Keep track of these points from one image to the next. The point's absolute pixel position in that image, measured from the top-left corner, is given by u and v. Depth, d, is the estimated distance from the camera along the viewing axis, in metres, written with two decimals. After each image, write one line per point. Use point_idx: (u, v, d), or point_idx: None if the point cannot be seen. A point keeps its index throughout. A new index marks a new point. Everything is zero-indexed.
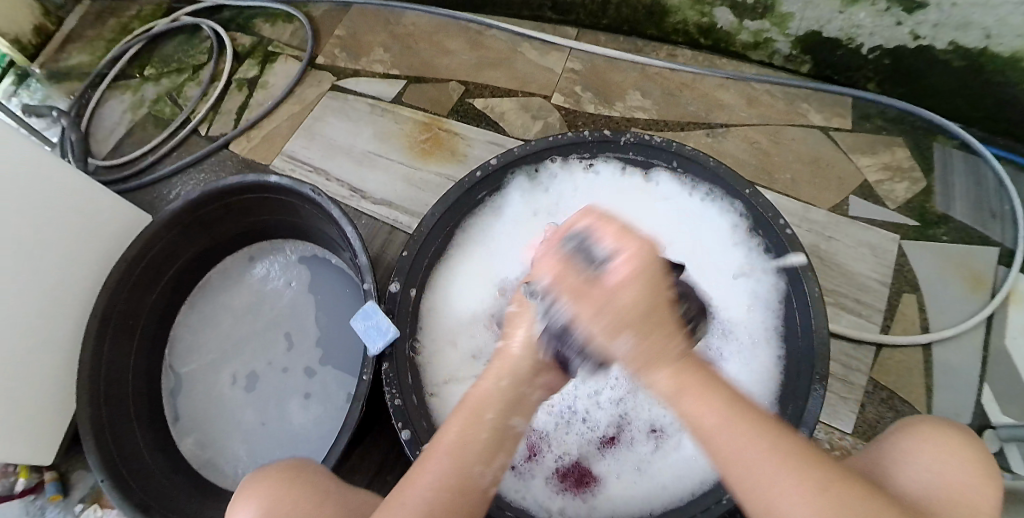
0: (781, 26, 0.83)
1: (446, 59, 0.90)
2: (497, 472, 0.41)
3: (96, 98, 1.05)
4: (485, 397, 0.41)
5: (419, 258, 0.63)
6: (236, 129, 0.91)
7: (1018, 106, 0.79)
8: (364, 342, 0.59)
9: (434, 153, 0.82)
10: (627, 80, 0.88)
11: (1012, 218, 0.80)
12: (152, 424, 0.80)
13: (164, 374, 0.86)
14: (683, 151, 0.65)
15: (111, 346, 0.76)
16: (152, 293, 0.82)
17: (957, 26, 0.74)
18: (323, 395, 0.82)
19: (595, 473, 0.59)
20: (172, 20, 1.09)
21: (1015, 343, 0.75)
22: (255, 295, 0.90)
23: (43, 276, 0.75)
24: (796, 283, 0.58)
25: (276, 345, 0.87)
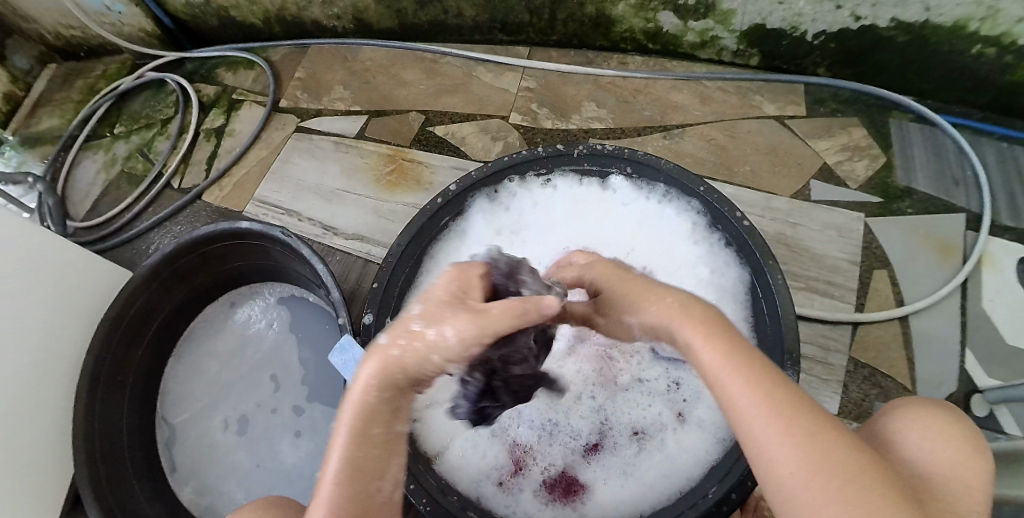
0: (725, 23, 0.85)
1: (403, 91, 0.92)
2: (396, 478, 0.40)
3: (69, 160, 1.06)
4: (365, 416, 0.38)
5: (388, 289, 0.63)
6: (207, 179, 0.92)
7: (965, 72, 0.82)
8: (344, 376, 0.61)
9: (401, 184, 0.83)
10: (582, 93, 0.90)
11: (975, 183, 0.83)
12: (151, 477, 0.81)
13: (157, 426, 0.87)
14: (636, 157, 0.66)
15: (102, 405, 0.76)
16: (138, 349, 0.83)
17: (896, 3, 0.76)
18: (315, 431, 0.83)
19: (582, 481, 0.59)
20: (136, 77, 1.10)
21: (991, 304, 0.76)
22: (239, 339, 0.91)
23: (30, 342, 0.76)
24: (760, 272, 0.59)
25: (264, 386, 0.88)
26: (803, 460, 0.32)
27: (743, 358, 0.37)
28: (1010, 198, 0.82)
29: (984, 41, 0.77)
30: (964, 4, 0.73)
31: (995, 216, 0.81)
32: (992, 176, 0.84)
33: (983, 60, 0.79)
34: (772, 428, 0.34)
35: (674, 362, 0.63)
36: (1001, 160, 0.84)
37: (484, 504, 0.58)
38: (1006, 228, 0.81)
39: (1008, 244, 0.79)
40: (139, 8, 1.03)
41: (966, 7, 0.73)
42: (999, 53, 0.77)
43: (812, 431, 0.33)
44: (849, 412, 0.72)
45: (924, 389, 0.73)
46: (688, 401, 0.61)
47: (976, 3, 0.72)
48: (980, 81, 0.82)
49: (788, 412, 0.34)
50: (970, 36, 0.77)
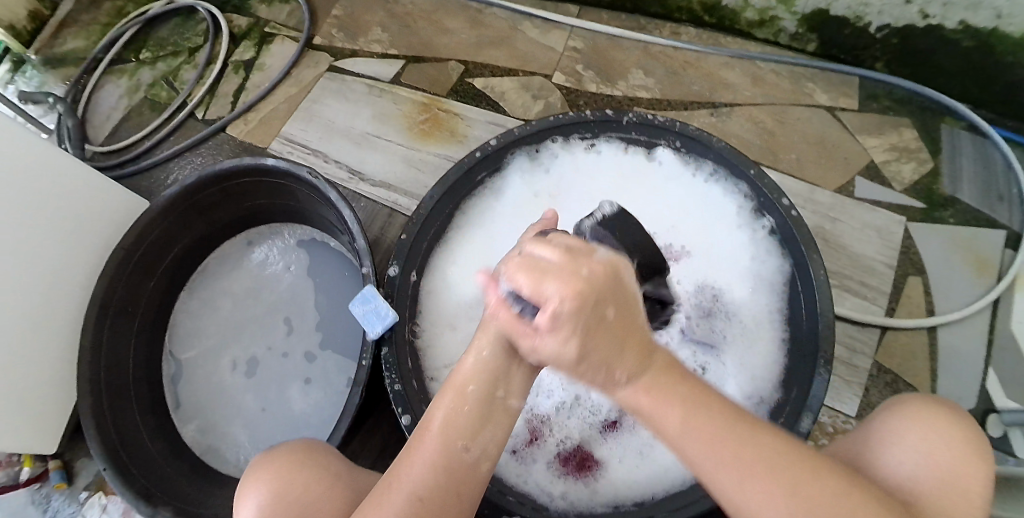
0: (787, 3, 0.81)
1: (445, 39, 0.89)
2: (486, 447, 0.39)
3: (92, 82, 1.03)
4: (473, 371, 0.40)
5: (418, 240, 0.62)
6: (233, 111, 0.89)
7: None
8: (362, 326, 0.57)
9: (434, 134, 0.81)
10: (630, 59, 0.86)
11: (1020, 200, 0.79)
12: (154, 409, 0.80)
13: (164, 360, 0.86)
14: (688, 131, 0.64)
15: (111, 332, 0.75)
16: (151, 279, 0.81)
17: (967, 5, 0.72)
18: (324, 380, 0.82)
19: (597, 457, 0.58)
20: (167, 2, 1.07)
21: (1022, 326, 0.74)
22: (254, 279, 0.89)
23: (42, 263, 0.75)
24: (803, 264, 0.57)
25: (275, 331, 0.86)
26: (790, 512, 0.32)
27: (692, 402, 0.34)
28: None
29: None
30: None
31: None
32: None
33: None
34: (755, 487, 0.33)
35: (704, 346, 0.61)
36: None
37: (495, 470, 0.57)
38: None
39: None
40: None
41: None
42: None
43: (784, 476, 0.33)
44: (867, 416, 0.70)
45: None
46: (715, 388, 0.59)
47: None
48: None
49: (756, 466, 0.33)
50: None
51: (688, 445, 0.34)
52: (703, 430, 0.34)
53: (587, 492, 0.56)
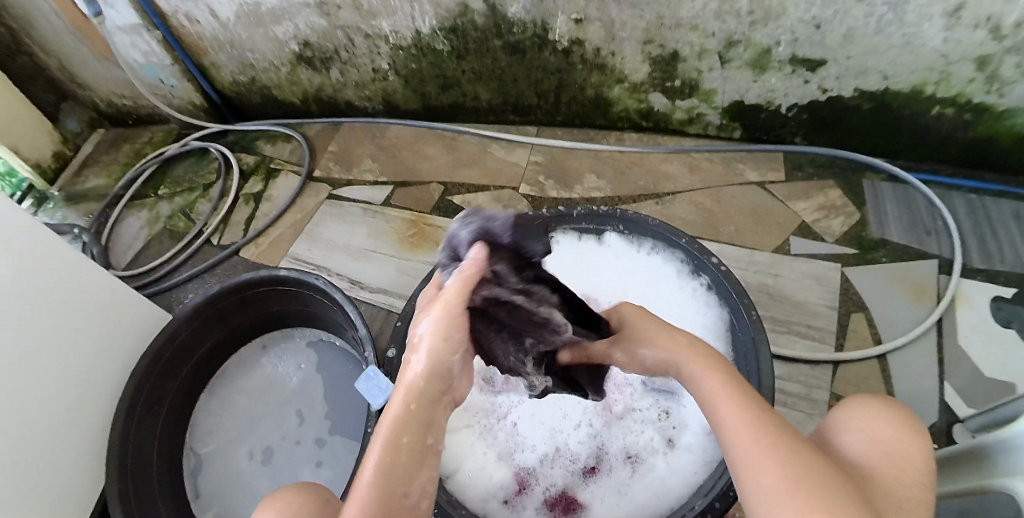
0: (708, 101, 0.96)
1: (426, 163, 1.03)
2: (424, 488, 0.39)
3: (114, 217, 1.17)
4: (399, 424, 0.39)
5: (410, 326, 0.72)
6: (245, 237, 1.02)
7: (931, 133, 0.92)
8: (367, 399, 0.68)
9: (421, 245, 0.93)
10: (584, 165, 1.00)
11: (946, 232, 0.91)
12: (174, 499, 0.87)
13: (185, 455, 0.93)
14: (628, 216, 0.76)
15: (136, 429, 0.83)
16: (175, 381, 0.90)
17: (856, 75, 0.87)
18: (334, 461, 0.89)
19: (580, 500, 0.65)
20: (182, 144, 1.22)
21: (967, 340, 0.82)
22: (268, 376, 0.99)
23: (87, 369, 0.84)
24: (738, 312, 0.66)
25: (288, 420, 0.95)
26: (782, 476, 0.35)
27: (739, 390, 0.42)
28: (981, 243, 0.90)
29: (941, 102, 0.87)
30: (918, 71, 0.84)
31: (968, 260, 0.89)
32: (964, 224, 0.92)
33: (945, 119, 0.89)
34: (761, 450, 0.37)
35: (664, 394, 0.71)
36: (971, 211, 0.93)
37: None
38: (979, 270, 0.88)
39: (983, 284, 0.87)
40: (191, 84, 1.16)
41: (921, 73, 0.84)
42: (957, 111, 0.87)
43: (791, 449, 0.37)
44: None
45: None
46: (677, 428, 0.68)
47: (929, 69, 0.83)
48: (944, 140, 0.92)
49: (766, 432, 0.38)
50: (928, 99, 0.87)
51: (722, 412, 0.41)
52: (736, 407, 0.40)
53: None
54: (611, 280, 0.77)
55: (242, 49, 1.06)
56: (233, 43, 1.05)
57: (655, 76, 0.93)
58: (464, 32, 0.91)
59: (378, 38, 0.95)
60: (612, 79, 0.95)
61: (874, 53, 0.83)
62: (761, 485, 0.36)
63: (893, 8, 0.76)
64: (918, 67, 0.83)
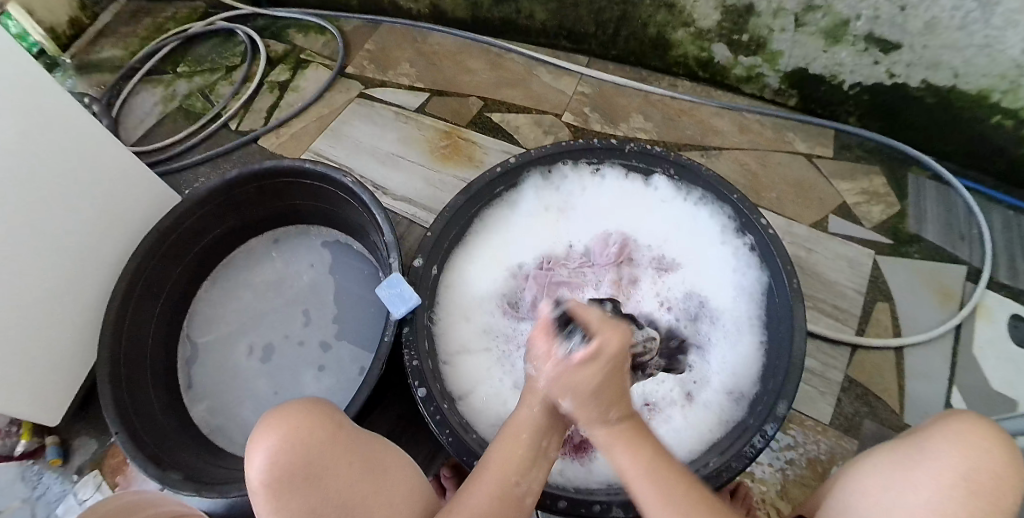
0: (772, 62, 0.92)
1: (468, 77, 0.98)
2: (531, 485, 0.50)
3: (129, 89, 1.12)
4: (524, 422, 0.50)
5: (440, 239, 0.70)
6: (267, 126, 0.98)
7: (985, 143, 0.89)
8: (387, 308, 0.65)
9: (453, 159, 0.89)
10: (632, 105, 0.96)
11: (979, 240, 0.88)
12: (166, 388, 0.86)
13: (181, 343, 0.92)
14: (681, 161, 0.73)
15: (134, 308, 0.81)
16: (178, 266, 0.88)
17: (928, 67, 0.82)
18: (337, 368, 0.88)
19: (593, 440, 0.65)
20: (207, 23, 1.16)
21: (982, 353, 0.81)
22: (278, 273, 0.98)
23: (94, 244, 0.81)
24: (778, 274, 0.65)
25: (294, 321, 0.94)
26: None
27: (662, 463, 0.44)
28: (1010, 261, 0.88)
29: (1003, 113, 0.83)
30: (990, 76, 0.79)
31: (995, 273, 0.87)
32: (997, 238, 0.90)
33: (1001, 132, 0.86)
34: None
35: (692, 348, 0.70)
36: (1006, 228, 0.90)
37: None
38: (1003, 285, 0.86)
39: (1003, 299, 0.85)
40: None
41: (991, 79, 0.80)
42: (1016, 126, 0.84)
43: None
44: (839, 424, 0.77)
45: (912, 414, 0.77)
46: (699, 383, 0.67)
47: (999, 77, 0.79)
48: (996, 150, 0.89)
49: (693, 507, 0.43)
50: (992, 106, 0.83)
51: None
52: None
53: (582, 471, 0.63)
54: (656, 222, 0.78)
55: None
56: None
57: (723, 25, 0.88)
58: None
59: None
60: (678, 20, 0.90)
61: (951, 47, 0.78)
62: None
63: (983, 7, 0.72)
64: (990, 71, 0.79)
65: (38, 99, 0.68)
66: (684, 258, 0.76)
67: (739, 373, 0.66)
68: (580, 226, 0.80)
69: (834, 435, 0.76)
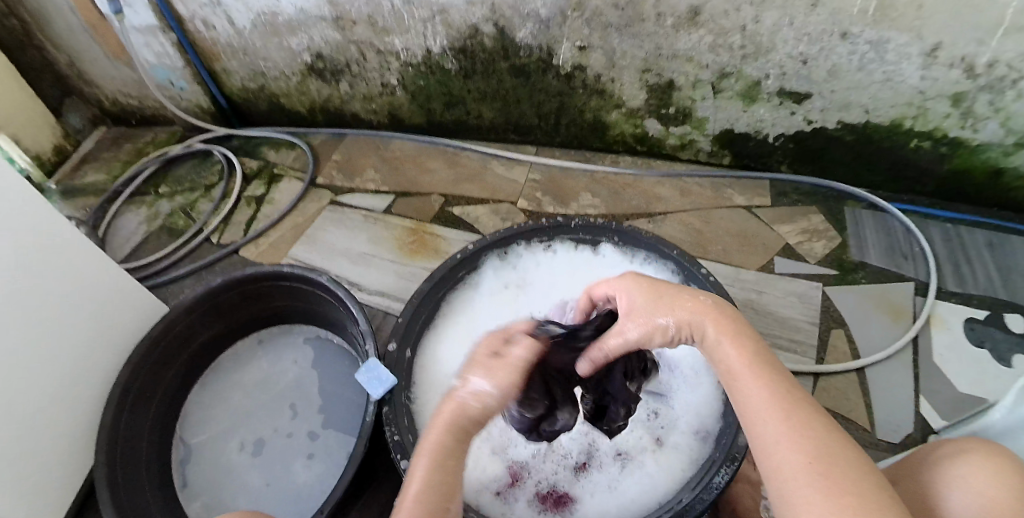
0: (700, 128, 1.01)
1: (429, 177, 1.07)
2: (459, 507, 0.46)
3: (112, 212, 1.18)
4: (449, 434, 0.47)
5: (412, 323, 0.76)
6: (246, 237, 1.05)
7: (909, 164, 0.97)
8: (366, 391, 0.69)
9: (421, 252, 0.96)
10: (580, 185, 1.04)
11: (922, 256, 0.95)
12: (162, 490, 0.86)
13: (175, 446, 0.94)
14: (621, 228, 0.82)
15: (130, 413, 0.84)
16: (171, 369, 0.92)
17: (840, 109, 0.92)
18: (327, 455, 0.91)
19: (572, 495, 0.68)
20: (186, 146, 1.25)
21: (942, 357, 0.86)
22: (264, 372, 1.01)
23: (90, 354, 0.85)
24: None
25: (282, 415, 0.96)
26: (814, 453, 0.39)
27: (762, 361, 0.47)
28: (956, 268, 0.94)
29: (919, 136, 0.92)
30: (897, 105, 0.89)
31: (942, 284, 0.93)
32: (939, 250, 0.96)
33: (922, 152, 0.94)
34: (778, 425, 0.41)
35: (654, 395, 0.74)
36: (946, 239, 0.97)
37: (482, 510, 0.66)
38: (953, 293, 0.92)
39: (955, 306, 0.90)
40: (201, 87, 1.20)
41: (899, 108, 0.89)
42: (934, 145, 0.93)
43: (821, 431, 0.40)
44: None
45: (883, 430, 0.81)
46: (666, 427, 0.71)
47: (906, 105, 0.88)
48: (924, 171, 0.98)
49: (791, 410, 0.42)
50: (907, 132, 0.93)
51: (747, 388, 0.45)
52: (762, 383, 0.45)
53: None
54: None
55: (253, 58, 1.11)
56: (246, 51, 1.10)
57: (650, 103, 0.98)
58: (473, 53, 0.97)
59: (389, 54, 1.01)
60: (610, 104, 1.00)
61: (857, 87, 0.88)
62: (784, 459, 0.40)
63: (874, 47, 0.82)
64: (896, 102, 0.89)
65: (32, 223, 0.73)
66: None
67: (700, 414, 0.71)
68: (538, 299, 0.85)
69: None
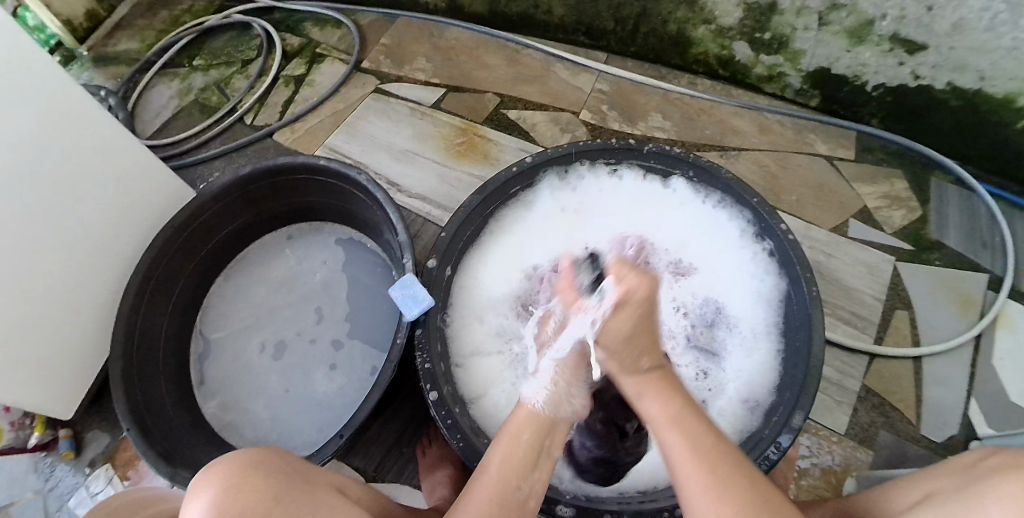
0: (794, 62, 0.90)
1: (484, 73, 0.98)
2: (533, 487, 0.49)
3: (144, 83, 1.11)
4: (524, 421, 0.52)
5: (455, 240, 0.69)
6: (282, 120, 0.98)
7: (1005, 145, 0.85)
8: (400, 309, 0.64)
9: (469, 156, 0.89)
10: (650, 103, 0.95)
11: (1002, 249, 0.86)
12: (178, 383, 0.85)
13: (193, 338, 0.92)
14: (700, 163, 0.72)
15: (148, 304, 0.81)
16: (191, 260, 0.88)
17: (953, 69, 0.80)
18: (349, 366, 0.88)
19: None
20: (223, 16, 1.16)
21: (1001, 364, 0.79)
22: (289, 271, 0.97)
23: (111, 235, 0.81)
24: (797, 282, 0.63)
25: (307, 317, 0.93)
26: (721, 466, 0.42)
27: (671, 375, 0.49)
28: None
29: None
30: (1018, 79, 0.76)
31: (1016, 282, 0.84)
32: (1021, 248, 0.86)
33: None
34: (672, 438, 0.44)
35: (707, 355, 0.70)
36: None
37: None
38: None
39: None
40: None
41: (1019, 82, 0.77)
42: None
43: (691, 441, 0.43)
44: (854, 433, 0.76)
45: (929, 425, 0.76)
46: (713, 390, 0.67)
47: None
48: (1022, 155, 0.85)
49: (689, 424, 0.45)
50: (1018, 110, 0.80)
51: (666, 435, 0.45)
52: (681, 430, 0.44)
53: (593, 479, 0.61)
54: (669, 229, 0.77)
55: None
56: None
57: (745, 24, 0.87)
58: None
59: None
60: (700, 18, 0.89)
61: (979, 50, 0.76)
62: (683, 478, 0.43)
63: (1012, 8, 0.69)
64: (1019, 75, 0.76)
65: (53, 89, 0.68)
66: (700, 264, 0.75)
67: (754, 383, 0.65)
68: (595, 229, 0.79)
69: (849, 446, 0.75)
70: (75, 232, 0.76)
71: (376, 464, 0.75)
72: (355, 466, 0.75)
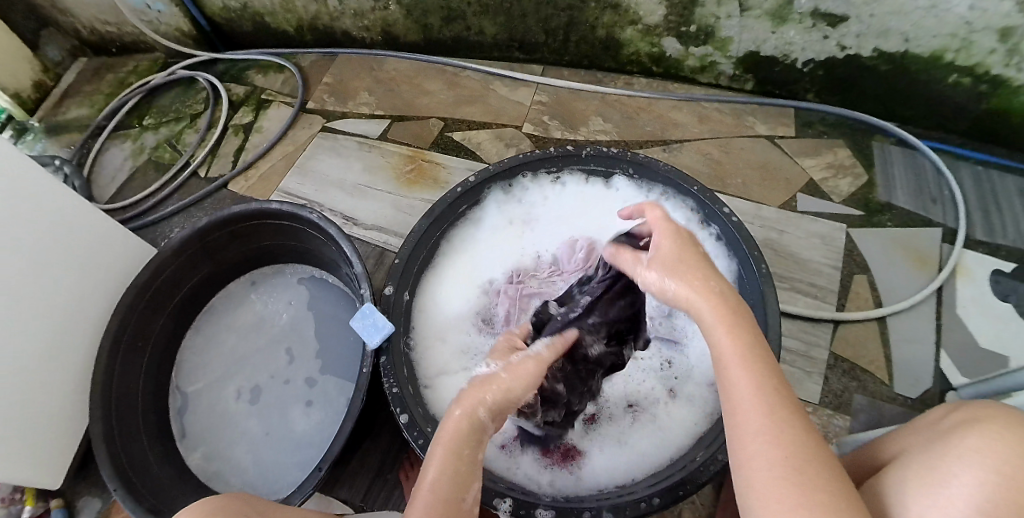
0: (723, 49, 0.93)
1: (426, 99, 1.00)
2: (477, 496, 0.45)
3: (96, 147, 1.11)
4: (457, 434, 0.46)
5: (408, 265, 0.70)
6: (235, 169, 0.99)
7: (942, 100, 0.89)
8: (362, 338, 0.64)
9: (419, 182, 0.90)
10: (590, 108, 0.98)
11: (951, 201, 0.89)
12: (161, 440, 0.85)
13: (170, 394, 0.91)
14: (638, 160, 0.74)
15: (123, 362, 0.81)
16: (161, 315, 0.88)
17: (877, 35, 0.83)
18: (325, 401, 0.88)
19: (580, 449, 0.65)
20: (168, 73, 1.17)
21: (964, 311, 0.81)
22: (258, 315, 0.97)
23: (78, 301, 0.81)
24: (747, 263, 0.66)
25: (278, 360, 0.93)
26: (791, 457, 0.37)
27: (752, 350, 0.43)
28: (985, 214, 0.88)
29: (959, 71, 0.84)
30: (941, 35, 0.80)
31: (971, 230, 0.87)
32: (969, 195, 0.90)
33: (960, 89, 0.86)
34: (758, 420, 0.39)
35: (668, 344, 0.71)
36: (977, 184, 0.90)
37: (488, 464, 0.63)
38: (981, 242, 0.86)
39: (983, 256, 0.85)
40: (178, 9, 1.11)
41: (943, 39, 0.80)
42: (974, 82, 0.84)
43: (785, 430, 0.38)
44: (830, 401, 0.77)
45: (902, 383, 0.78)
46: (679, 378, 0.68)
47: (951, 35, 0.79)
48: (959, 110, 0.89)
49: (773, 408, 0.40)
50: (947, 65, 0.84)
51: (733, 376, 0.42)
52: (749, 372, 0.42)
53: (571, 479, 0.62)
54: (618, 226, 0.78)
55: None
56: None
57: (670, 19, 0.90)
58: None
59: None
60: (625, 20, 0.92)
61: (899, 13, 0.79)
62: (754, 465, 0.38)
63: None
64: (941, 32, 0.79)
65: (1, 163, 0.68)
66: None
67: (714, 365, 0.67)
68: (545, 237, 0.80)
69: (827, 414, 0.77)
70: (43, 303, 0.76)
71: (363, 495, 0.75)
72: (343, 499, 0.75)
